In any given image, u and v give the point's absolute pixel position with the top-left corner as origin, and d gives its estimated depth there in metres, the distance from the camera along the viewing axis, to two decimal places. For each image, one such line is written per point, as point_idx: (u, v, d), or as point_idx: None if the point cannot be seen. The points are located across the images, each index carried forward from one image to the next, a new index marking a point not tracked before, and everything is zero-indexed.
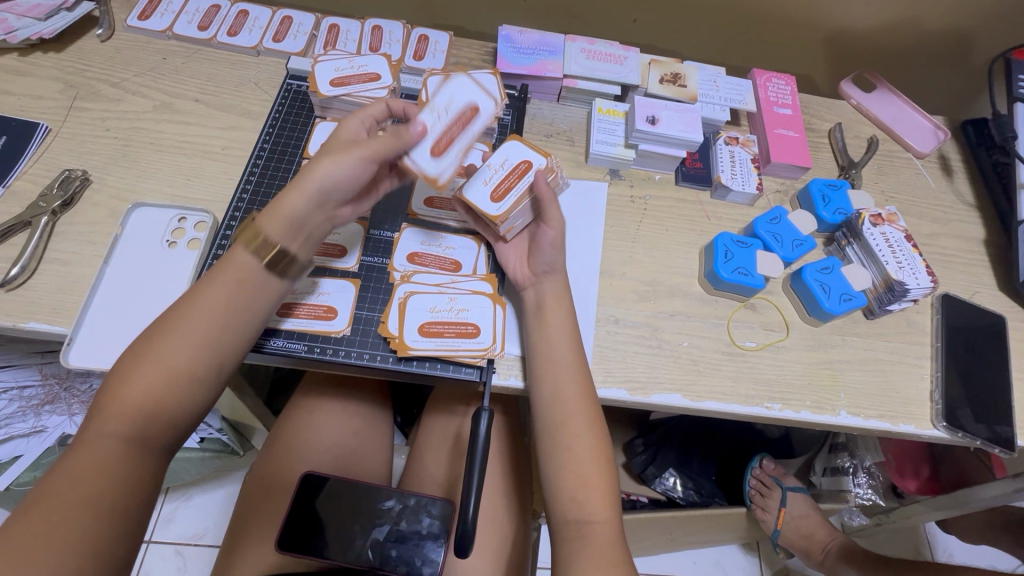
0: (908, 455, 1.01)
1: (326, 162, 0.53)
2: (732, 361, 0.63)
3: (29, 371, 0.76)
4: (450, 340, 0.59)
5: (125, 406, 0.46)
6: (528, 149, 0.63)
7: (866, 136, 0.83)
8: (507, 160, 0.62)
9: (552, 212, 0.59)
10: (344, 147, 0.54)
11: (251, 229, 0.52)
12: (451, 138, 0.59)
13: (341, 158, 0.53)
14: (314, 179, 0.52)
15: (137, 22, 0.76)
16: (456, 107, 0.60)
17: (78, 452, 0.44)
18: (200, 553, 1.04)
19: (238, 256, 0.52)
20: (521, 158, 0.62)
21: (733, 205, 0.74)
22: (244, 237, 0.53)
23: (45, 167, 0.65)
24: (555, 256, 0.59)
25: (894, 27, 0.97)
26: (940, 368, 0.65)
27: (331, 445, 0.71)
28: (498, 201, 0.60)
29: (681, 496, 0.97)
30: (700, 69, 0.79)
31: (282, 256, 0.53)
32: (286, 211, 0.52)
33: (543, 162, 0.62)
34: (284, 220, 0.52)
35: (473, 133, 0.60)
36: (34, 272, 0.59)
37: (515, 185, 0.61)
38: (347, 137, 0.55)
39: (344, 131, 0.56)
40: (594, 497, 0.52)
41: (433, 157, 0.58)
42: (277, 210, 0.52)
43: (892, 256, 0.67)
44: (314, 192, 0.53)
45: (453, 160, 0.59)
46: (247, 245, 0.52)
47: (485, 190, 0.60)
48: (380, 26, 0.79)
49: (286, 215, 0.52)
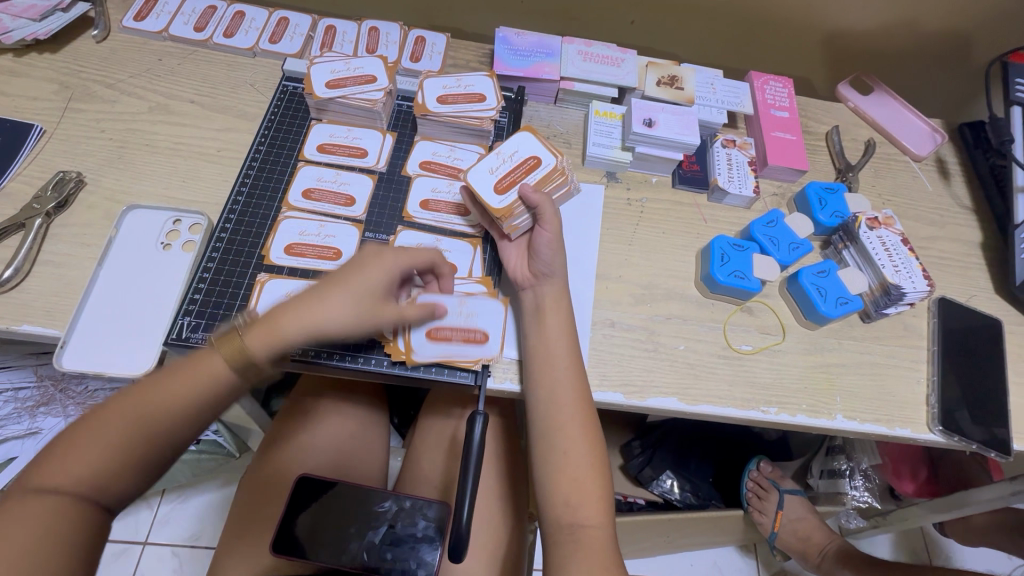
0: (905, 458, 1.01)
1: (343, 309, 0.49)
2: (728, 364, 0.63)
3: (24, 372, 0.76)
4: (456, 346, 0.59)
5: (113, 435, 0.42)
6: (539, 144, 0.65)
7: (864, 139, 0.83)
8: (518, 153, 0.64)
9: (547, 214, 0.60)
10: (371, 301, 0.51)
11: (237, 343, 0.46)
12: (450, 338, 0.59)
13: (359, 315, 0.50)
14: (322, 320, 0.48)
15: (132, 23, 0.75)
16: (470, 327, 0.60)
17: (57, 466, 0.41)
18: (196, 554, 1.04)
19: (213, 362, 0.46)
20: (531, 153, 0.64)
21: (730, 208, 0.74)
22: (228, 344, 0.46)
23: (40, 168, 0.65)
24: (554, 257, 0.59)
25: (892, 28, 0.97)
26: (936, 371, 0.65)
27: (326, 447, 0.71)
28: (501, 193, 0.61)
29: (678, 497, 0.97)
30: (697, 72, 0.79)
31: (257, 378, 0.47)
32: (281, 338, 0.47)
33: (552, 162, 0.63)
34: (275, 346, 0.47)
35: (466, 351, 0.59)
36: (28, 273, 0.58)
37: (520, 179, 0.62)
38: (377, 277, 0.52)
39: (374, 275, 0.52)
40: (588, 502, 0.52)
41: (427, 342, 0.59)
42: (274, 335, 0.47)
43: (889, 260, 0.67)
44: (315, 334, 0.48)
45: (438, 357, 0.58)
46: (228, 360, 0.46)
47: (490, 179, 0.62)
48: (377, 27, 0.79)
49: (276, 344, 0.47)
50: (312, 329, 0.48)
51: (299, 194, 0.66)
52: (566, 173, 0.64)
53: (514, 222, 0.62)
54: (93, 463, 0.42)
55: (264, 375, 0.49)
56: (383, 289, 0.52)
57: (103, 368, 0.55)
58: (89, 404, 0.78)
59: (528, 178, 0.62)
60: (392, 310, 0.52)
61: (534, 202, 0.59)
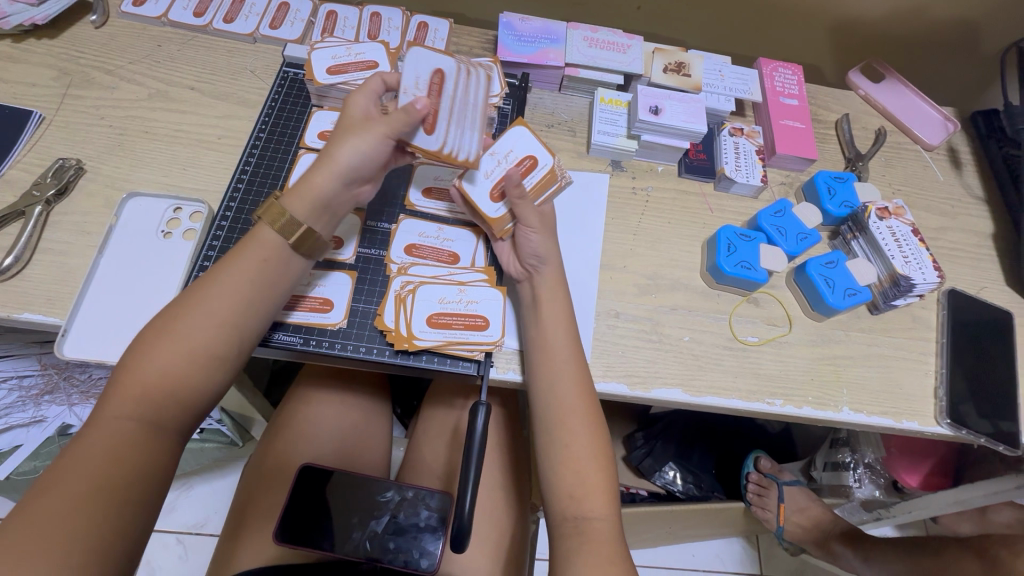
0: (918, 451, 0.97)
1: (349, 142, 0.53)
2: (734, 356, 0.63)
3: (28, 361, 0.77)
4: (458, 332, 0.58)
5: (133, 400, 0.45)
6: (535, 142, 0.63)
7: (874, 127, 0.81)
8: (419, 79, 0.56)
9: (526, 214, 0.58)
10: (360, 125, 0.54)
11: (277, 208, 0.52)
12: (449, 324, 0.58)
13: (361, 137, 0.53)
14: (339, 161, 0.53)
15: (132, 8, 0.74)
16: (470, 312, 0.59)
17: (87, 438, 0.43)
18: (201, 542, 1.05)
19: (261, 232, 0.52)
20: (431, 68, 0.57)
21: (737, 197, 0.73)
22: (267, 214, 0.52)
23: (39, 156, 0.64)
24: (541, 246, 0.58)
25: (905, 15, 0.95)
26: (944, 364, 0.64)
27: (329, 436, 0.71)
28: (433, 131, 0.55)
29: (680, 489, 0.97)
30: (705, 58, 0.78)
31: (308, 237, 0.52)
32: (314, 193, 0.52)
33: (549, 163, 0.63)
34: (311, 201, 0.52)
35: (461, 337, 0.58)
36: (29, 262, 0.58)
37: (438, 106, 0.56)
38: (358, 112, 0.55)
39: (353, 108, 0.55)
40: (593, 494, 0.52)
41: (428, 326, 0.58)
42: (305, 191, 0.52)
43: (899, 251, 0.65)
44: (340, 172, 0.53)
45: (434, 340, 0.58)
46: (273, 223, 0.51)
47: (486, 184, 0.61)
48: (379, 12, 0.77)
49: (311, 196, 0.52)
50: (333, 172, 0.53)
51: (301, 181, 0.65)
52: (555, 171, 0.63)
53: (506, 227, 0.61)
54: (118, 424, 0.44)
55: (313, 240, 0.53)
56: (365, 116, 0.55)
57: (105, 356, 0.55)
58: (93, 392, 0.78)
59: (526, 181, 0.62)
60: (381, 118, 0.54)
61: (516, 205, 0.57)
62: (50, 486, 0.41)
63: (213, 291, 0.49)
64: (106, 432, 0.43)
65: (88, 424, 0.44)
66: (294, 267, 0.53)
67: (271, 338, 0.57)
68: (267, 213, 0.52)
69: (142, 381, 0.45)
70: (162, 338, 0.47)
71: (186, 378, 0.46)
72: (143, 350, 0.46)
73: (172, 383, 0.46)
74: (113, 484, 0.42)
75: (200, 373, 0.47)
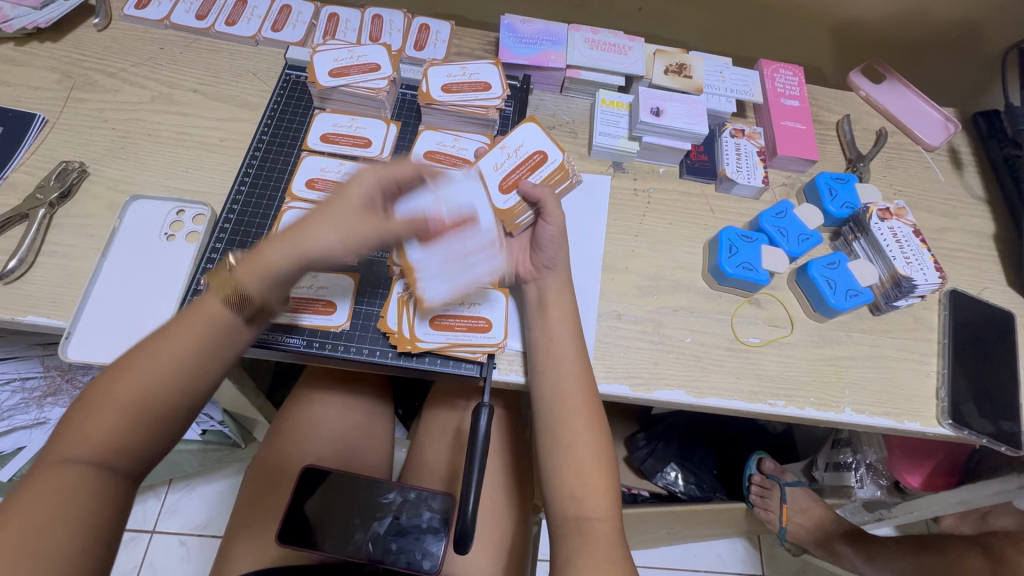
0: (922, 452, 0.93)
1: (325, 233, 0.48)
2: (735, 357, 0.63)
3: (31, 363, 0.77)
4: (461, 333, 0.58)
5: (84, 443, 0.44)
6: (545, 139, 0.66)
7: (874, 128, 0.81)
8: (454, 203, 0.60)
9: (553, 213, 0.60)
10: (348, 219, 0.49)
11: (229, 278, 0.48)
12: (451, 327, 0.58)
13: (343, 234, 0.49)
14: (307, 250, 0.48)
15: (134, 11, 0.74)
16: (473, 313, 0.59)
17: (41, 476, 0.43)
18: (204, 543, 1.05)
19: (212, 305, 0.48)
20: (466, 205, 0.60)
21: (738, 198, 0.73)
22: (218, 284, 0.49)
23: (42, 158, 0.65)
24: (556, 252, 0.59)
25: (906, 15, 0.95)
26: (946, 364, 0.64)
27: (332, 437, 0.71)
28: (424, 249, 0.59)
29: (681, 489, 0.97)
30: (706, 60, 0.78)
31: (258, 311, 0.49)
32: (271, 274, 0.48)
33: (558, 158, 0.66)
34: (266, 277, 0.48)
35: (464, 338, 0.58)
36: (33, 264, 0.58)
37: (446, 237, 0.59)
38: (349, 200, 0.50)
39: (349, 191, 0.51)
40: (595, 495, 0.52)
41: (432, 328, 0.58)
42: (263, 271, 0.48)
43: (899, 251, 0.65)
44: (302, 262, 0.48)
45: (439, 342, 0.58)
46: (222, 294, 0.48)
47: (496, 176, 0.64)
48: (380, 14, 0.77)
49: (268, 278, 0.48)
50: (295, 251, 0.48)
51: (304, 183, 0.65)
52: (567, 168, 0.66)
53: (518, 221, 0.62)
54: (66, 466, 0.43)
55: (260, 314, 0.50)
56: (362, 203, 0.51)
57: (109, 357, 0.55)
58: None
59: (532, 176, 0.64)
60: (375, 221, 0.50)
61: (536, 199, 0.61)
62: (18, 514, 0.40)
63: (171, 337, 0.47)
64: (58, 471, 0.43)
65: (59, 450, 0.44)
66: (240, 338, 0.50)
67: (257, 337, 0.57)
68: (218, 281, 0.49)
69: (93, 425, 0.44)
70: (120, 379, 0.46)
71: (136, 422, 0.45)
72: (98, 390, 0.45)
73: (129, 427, 0.45)
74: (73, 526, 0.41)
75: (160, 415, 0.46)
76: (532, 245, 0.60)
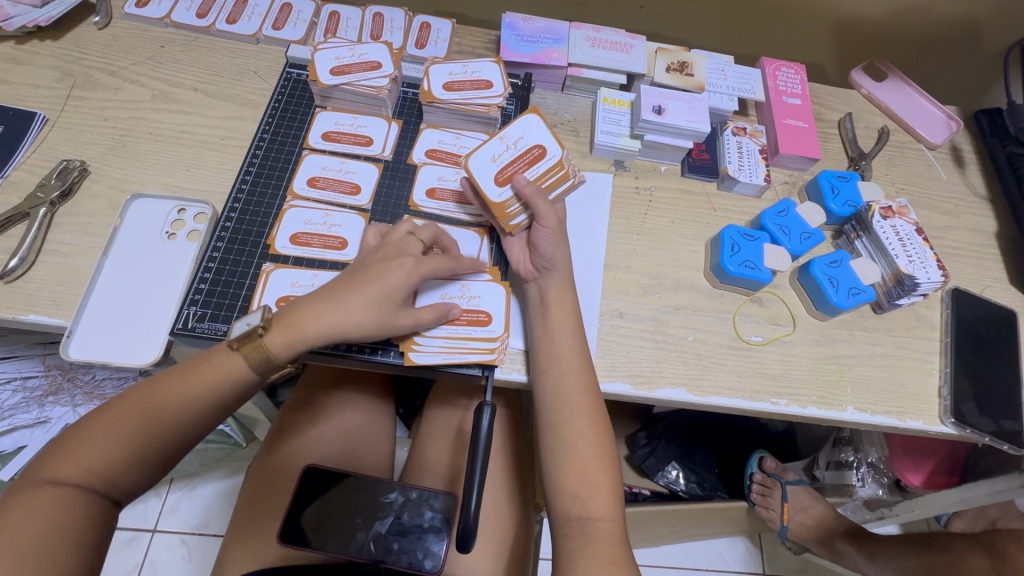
0: (924, 449, 0.95)
1: (363, 318, 0.51)
2: (737, 356, 0.63)
3: (31, 363, 0.76)
4: (461, 327, 0.58)
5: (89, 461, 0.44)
6: (545, 131, 0.63)
7: (876, 127, 0.81)
8: (475, 298, 0.60)
9: (546, 212, 0.58)
10: (386, 309, 0.52)
11: (259, 345, 0.49)
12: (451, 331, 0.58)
13: (382, 328, 0.53)
14: (343, 331, 0.51)
15: (134, 9, 0.74)
16: (473, 313, 0.59)
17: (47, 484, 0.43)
18: (205, 542, 1.05)
19: (237, 365, 0.49)
20: (488, 308, 0.60)
21: (740, 197, 0.72)
22: (247, 348, 0.49)
23: (43, 157, 0.64)
24: (556, 251, 0.58)
25: (907, 14, 0.95)
26: (948, 362, 0.64)
27: (334, 437, 0.71)
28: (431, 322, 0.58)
29: (683, 488, 0.97)
30: (707, 58, 0.78)
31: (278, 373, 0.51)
32: (303, 343, 0.50)
33: (557, 153, 0.62)
34: (296, 349, 0.50)
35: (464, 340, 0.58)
36: (34, 263, 0.58)
37: (457, 321, 0.59)
38: (389, 284, 0.52)
39: (390, 278, 0.52)
40: (598, 495, 0.52)
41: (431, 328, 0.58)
42: (296, 341, 0.50)
43: (902, 250, 0.65)
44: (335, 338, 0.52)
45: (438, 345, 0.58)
46: (249, 359, 0.49)
47: (491, 167, 0.61)
48: (381, 13, 0.77)
49: (298, 348, 0.50)
50: (330, 334, 0.51)
51: (305, 182, 0.66)
52: (567, 169, 0.62)
53: (513, 221, 0.61)
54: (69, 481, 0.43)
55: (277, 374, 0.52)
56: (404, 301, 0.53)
57: (110, 356, 0.55)
58: (96, 394, 0.78)
59: (530, 171, 0.61)
60: (410, 315, 0.54)
61: (530, 201, 0.58)
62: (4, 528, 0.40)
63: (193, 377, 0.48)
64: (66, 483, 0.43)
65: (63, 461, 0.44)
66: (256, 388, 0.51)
67: None
68: (246, 344, 0.50)
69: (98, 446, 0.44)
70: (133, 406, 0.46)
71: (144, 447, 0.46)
72: (112, 412, 0.46)
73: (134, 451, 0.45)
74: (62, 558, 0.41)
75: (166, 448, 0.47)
76: (529, 244, 0.60)
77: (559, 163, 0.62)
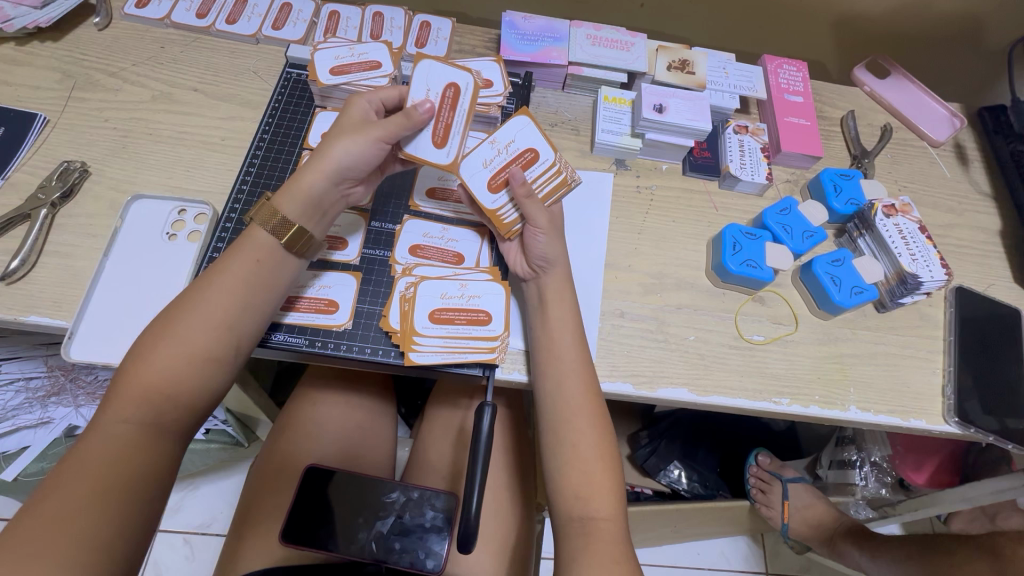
0: (925, 449, 0.96)
1: (340, 143, 0.54)
2: (740, 355, 0.62)
3: (34, 363, 0.77)
4: (461, 328, 0.58)
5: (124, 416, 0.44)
6: (445, 68, 0.58)
7: (879, 124, 0.80)
8: (476, 296, 0.60)
9: (536, 214, 0.57)
10: (357, 127, 0.55)
11: (270, 208, 0.52)
12: (450, 339, 0.58)
13: (355, 139, 0.54)
14: (332, 161, 0.53)
15: (134, 10, 0.74)
16: (472, 319, 0.59)
17: (86, 447, 0.43)
18: (208, 541, 1.05)
19: (256, 234, 0.52)
20: (489, 308, 0.60)
21: (742, 195, 0.72)
22: (260, 215, 0.53)
23: (44, 159, 0.64)
24: (549, 247, 0.58)
25: (910, 9, 0.94)
26: (952, 362, 0.64)
27: (335, 436, 0.71)
28: (432, 322, 0.58)
29: (685, 488, 0.97)
30: (709, 56, 0.77)
31: (298, 233, 0.52)
32: (303, 190, 0.53)
33: (468, 82, 0.59)
34: (303, 200, 0.53)
35: (468, 344, 0.58)
36: (35, 264, 0.58)
37: (458, 321, 0.58)
38: (356, 117, 0.56)
39: (351, 111, 0.56)
40: (600, 494, 0.51)
41: (426, 335, 0.58)
42: (296, 189, 0.53)
43: (905, 248, 0.65)
44: (330, 172, 0.53)
45: (435, 349, 0.57)
46: (265, 222, 0.52)
47: (422, 134, 0.57)
48: (381, 12, 0.77)
49: (299, 192, 0.53)
50: (324, 171, 0.53)
51: None
52: (560, 168, 0.60)
53: (511, 226, 0.60)
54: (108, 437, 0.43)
55: (306, 242, 0.53)
56: (365, 118, 0.56)
57: (112, 357, 0.55)
58: (98, 394, 0.78)
59: (458, 115, 0.57)
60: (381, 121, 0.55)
61: (523, 203, 0.57)
62: (3, 551, 0.38)
63: (164, 350, 0.46)
64: (105, 441, 0.43)
65: (92, 429, 0.44)
66: (292, 269, 0.54)
67: (270, 339, 0.57)
68: (261, 212, 0.53)
69: (133, 399, 0.45)
70: (119, 400, 0.45)
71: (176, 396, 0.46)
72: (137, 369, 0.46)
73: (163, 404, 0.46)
74: (86, 553, 0.39)
75: (167, 437, 0.46)
76: (523, 246, 0.60)
77: (549, 163, 0.60)
